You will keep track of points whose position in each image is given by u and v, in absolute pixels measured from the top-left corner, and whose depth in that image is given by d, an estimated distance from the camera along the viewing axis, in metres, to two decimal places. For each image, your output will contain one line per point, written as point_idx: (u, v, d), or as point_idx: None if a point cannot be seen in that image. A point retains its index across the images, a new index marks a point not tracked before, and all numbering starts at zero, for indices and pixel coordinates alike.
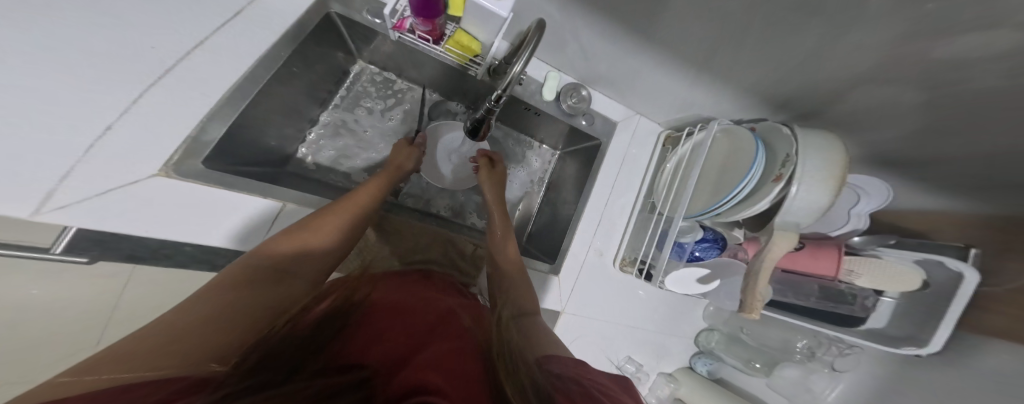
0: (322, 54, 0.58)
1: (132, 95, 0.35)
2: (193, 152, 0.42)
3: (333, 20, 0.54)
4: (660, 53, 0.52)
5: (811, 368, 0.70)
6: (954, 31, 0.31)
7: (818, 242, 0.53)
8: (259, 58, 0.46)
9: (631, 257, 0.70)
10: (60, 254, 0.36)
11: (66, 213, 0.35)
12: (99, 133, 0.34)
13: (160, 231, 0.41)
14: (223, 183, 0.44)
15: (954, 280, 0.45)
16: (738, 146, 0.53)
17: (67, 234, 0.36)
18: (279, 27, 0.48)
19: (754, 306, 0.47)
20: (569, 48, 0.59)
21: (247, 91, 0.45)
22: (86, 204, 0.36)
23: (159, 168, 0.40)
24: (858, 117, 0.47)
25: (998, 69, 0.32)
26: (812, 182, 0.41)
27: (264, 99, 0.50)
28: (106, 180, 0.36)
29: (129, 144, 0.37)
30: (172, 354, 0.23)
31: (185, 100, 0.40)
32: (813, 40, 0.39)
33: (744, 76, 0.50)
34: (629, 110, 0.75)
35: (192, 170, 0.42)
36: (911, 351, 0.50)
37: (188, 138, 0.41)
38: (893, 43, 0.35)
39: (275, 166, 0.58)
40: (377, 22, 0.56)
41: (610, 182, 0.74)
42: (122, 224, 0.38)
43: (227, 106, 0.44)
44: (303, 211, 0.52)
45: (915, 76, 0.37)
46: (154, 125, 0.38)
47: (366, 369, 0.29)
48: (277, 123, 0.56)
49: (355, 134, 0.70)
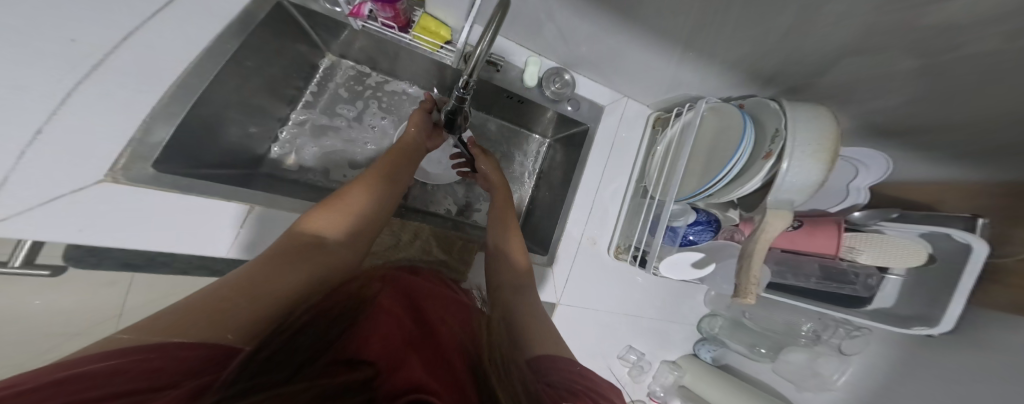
0: (280, 47, 0.57)
1: (54, 100, 0.36)
2: (139, 156, 0.41)
3: (288, 10, 0.53)
4: (634, 29, 0.49)
5: (818, 352, 0.65)
6: None
7: (816, 219, 0.50)
8: (202, 52, 0.46)
9: (624, 244, 0.68)
10: (19, 267, 0.36)
11: (4, 226, 0.34)
12: (30, 138, 0.35)
13: (122, 242, 0.40)
14: (179, 186, 0.43)
15: (963, 250, 0.42)
16: (726, 124, 0.51)
17: (25, 246, 0.36)
18: (226, 20, 0.48)
19: (749, 290, 0.44)
20: (544, 29, 0.57)
21: (194, 82, 0.45)
22: (29, 215, 0.35)
23: (104, 174, 0.39)
24: (849, 87, 0.44)
25: (997, 32, 0.29)
26: (803, 157, 0.39)
27: (219, 95, 0.49)
28: (51, 187, 0.36)
29: (66, 149, 0.37)
30: (214, 320, 0.27)
31: (128, 100, 0.40)
32: (792, 11, 0.36)
33: (721, 50, 0.48)
34: (616, 93, 0.73)
35: (141, 174, 0.41)
36: (921, 331, 0.46)
37: (132, 140, 0.41)
38: (876, 11, 0.32)
39: (243, 167, 0.58)
40: (337, 11, 0.55)
41: (600, 168, 0.72)
42: (76, 236, 0.38)
43: (174, 104, 0.44)
44: (274, 213, 0.49)
45: (903, 43, 0.34)
46: (93, 129, 0.38)
47: (372, 367, 0.28)
48: (239, 121, 0.55)
49: (335, 132, 0.69)
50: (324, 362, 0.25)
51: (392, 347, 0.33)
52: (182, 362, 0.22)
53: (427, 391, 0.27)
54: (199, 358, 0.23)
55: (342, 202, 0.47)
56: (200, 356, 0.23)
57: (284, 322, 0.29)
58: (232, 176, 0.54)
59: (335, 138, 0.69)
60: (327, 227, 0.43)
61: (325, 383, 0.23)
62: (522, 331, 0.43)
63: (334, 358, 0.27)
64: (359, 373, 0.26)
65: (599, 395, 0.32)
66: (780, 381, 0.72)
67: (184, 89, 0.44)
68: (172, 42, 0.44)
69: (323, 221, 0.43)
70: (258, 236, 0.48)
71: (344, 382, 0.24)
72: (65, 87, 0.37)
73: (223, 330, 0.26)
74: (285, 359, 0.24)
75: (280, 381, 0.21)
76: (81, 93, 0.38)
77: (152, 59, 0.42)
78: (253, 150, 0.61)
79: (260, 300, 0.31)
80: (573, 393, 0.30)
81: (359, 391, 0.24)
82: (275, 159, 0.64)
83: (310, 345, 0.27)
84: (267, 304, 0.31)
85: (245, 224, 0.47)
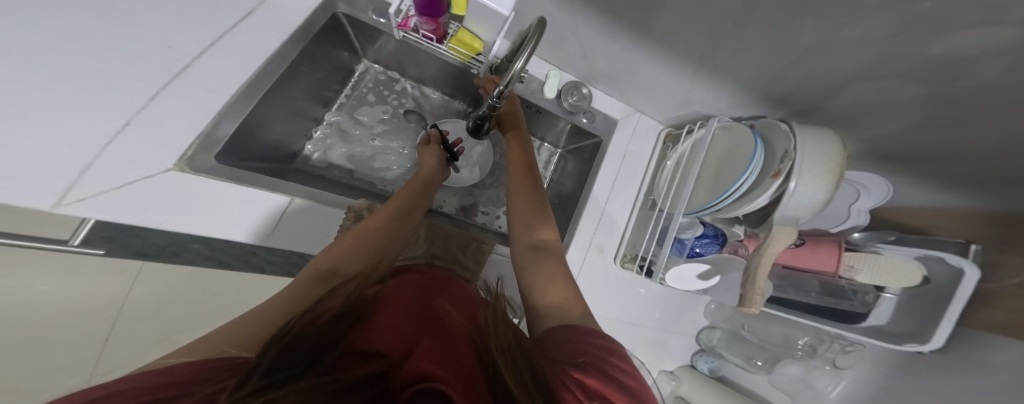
0: (326, 54, 0.60)
1: (144, 98, 0.40)
2: (205, 148, 0.45)
3: (340, 20, 0.58)
4: (657, 49, 0.53)
5: (812, 365, 0.68)
6: (954, 27, 0.31)
7: (818, 238, 0.53)
8: (269, 56, 0.50)
9: (631, 254, 0.70)
10: (77, 247, 0.38)
11: (80, 206, 0.37)
12: (116, 130, 0.39)
13: (176, 224, 0.43)
14: (234, 177, 0.46)
15: (953, 277, 0.44)
16: (736, 144, 0.54)
17: (86, 225, 0.38)
18: (287, 27, 0.51)
19: (754, 301, 0.47)
20: (568, 47, 0.61)
21: (258, 85, 0.49)
22: (105, 196, 0.39)
23: (173, 161, 0.42)
24: (855, 114, 0.47)
25: (999, 65, 0.32)
26: (810, 178, 0.42)
27: (273, 98, 0.53)
28: (126, 173, 0.40)
29: (146, 140, 0.40)
30: (237, 341, 0.29)
31: (197, 98, 0.44)
32: (813, 33, 0.40)
33: (740, 72, 0.52)
34: (630, 108, 0.76)
35: (202, 165, 0.44)
36: (913, 348, 0.48)
37: (200, 134, 0.44)
38: (893, 40, 0.36)
39: (281, 162, 0.60)
40: (382, 22, 0.59)
41: (611, 180, 0.74)
42: (137, 217, 0.40)
43: (239, 103, 0.47)
44: (312, 206, 0.52)
45: (914, 71, 0.38)
46: (167, 122, 0.42)
47: (385, 361, 0.30)
48: (282, 119, 0.57)
49: (367, 140, 0.71)
50: (335, 355, 0.28)
51: (397, 348, 0.34)
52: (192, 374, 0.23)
53: (439, 382, 0.28)
54: (211, 370, 0.24)
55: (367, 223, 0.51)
56: (215, 369, 0.24)
57: (292, 322, 0.30)
58: (271, 171, 0.56)
59: (364, 145, 0.71)
60: (341, 250, 0.46)
61: (346, 376, 0.24)
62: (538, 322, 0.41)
63: (343, 352, 0.29)
64: (373, 367, 0.28)
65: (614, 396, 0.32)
66: (774, 392, 0.74)
67: (243, 95, 0.47)
68: (244, 48, 0.48)
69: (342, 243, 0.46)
70: (285, 227, 0.49)
71: (357, 374, 0.25)
72: (155, 86, 0.41)
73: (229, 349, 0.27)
74: (297, 353, 0.26)
75: (301, 374, 0.23)
76: (167, 93, 0.42)
77: (224, 63, 0.46)
78: (290, 147, 0.62)
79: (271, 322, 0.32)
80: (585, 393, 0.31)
81: (372, 382, 0.25)
82: (306, 157, 0.66)
83: (315, 340, 0.28)
84: (266, 325, 0.31)
85: (282, 217, 0.49)
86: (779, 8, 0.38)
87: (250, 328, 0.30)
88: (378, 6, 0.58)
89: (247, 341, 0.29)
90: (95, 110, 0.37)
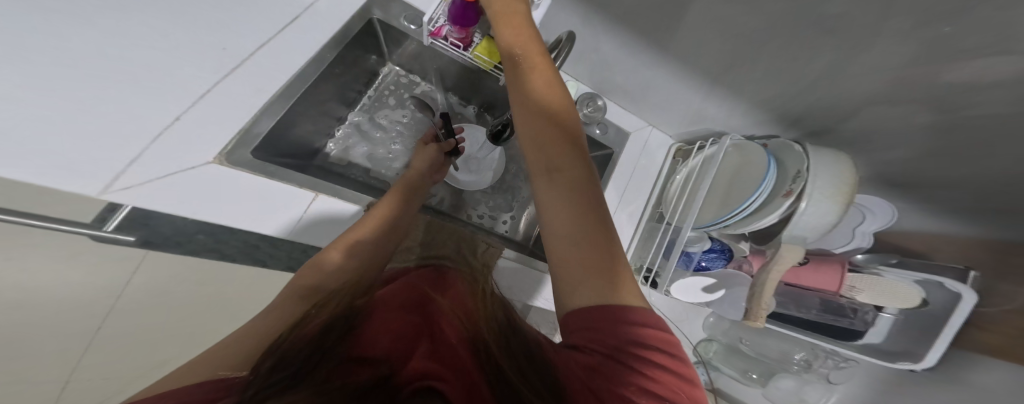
0: (357, 58, 0.61)
1: (198, 94, 0.41)
2: (242, 143, 0.45)
3: (373, 26, 0.59)
4: (678, 65, 0.55)
5: (806, 379, 0.70)
6: (965, 57, 0.34)
7: (822, 258, 0.56)
8: (308, 59, 0.50)
9: (637, 265, 0.72)
10: (111, 232, 0.38)
11: (127, 194, 0.38)
12: (168, 123, 0.39)
13: (209, 216, 0.43)
14: (264, 171, 0.47)
15: (953, 301, 0.46)
16: (748, 161, 0.55)
17: (120, 213, 0.38)
18: (327, 30, 0.53)
19: (758, 314, 0.49)
20: (589, 59, 0.63)
21: (297, 84, 0.50)
22: (148, 187, 0.39)
23: (214, 156, 0.44)
24: (868, 138, 0.50)
25: (1005, 98, 0.34)
26: (819, 198, 0.44)
27: (307, 98, 0.54)
28: (171, 164, 0.40)
29: (193, 134, 0.41)
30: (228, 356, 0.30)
31: (239, 95, 0.45)
32: (831, 57, 0.43)
33: (756, 92, 0.54)
34: (643, 122, 0.78)
35: (242, 158, 0.45)
36: (906, 366, 0.50)
37: (239, 130, 0.45)
38: (909, 66, 0.38)
39: (305, 159, 0.60)
40: (412, 28, 0.60)
41: (620, 191, 0.76)
42: (172, 207, 0.41)
43: (282, 98, 0.49)
44: (336, 202, 0.53)
45: (926, 99, 0.40)
46: (216, 117, 0.43)
47: (383, 365, 0.30)
48: (312, 117, 0.58)
49: (388, 144, 0.72)
50: (333, 364, 0.29)
51: (399, 344, 0.35)
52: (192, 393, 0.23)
53: (436, 379, 0.29)
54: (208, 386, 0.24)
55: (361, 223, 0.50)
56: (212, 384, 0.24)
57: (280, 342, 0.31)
58: (297, 166, 0.56)
59: (386, 147, 0.72)
60: (327, 257, 0.45)
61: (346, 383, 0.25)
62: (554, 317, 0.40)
63: (347, 358, 0.30)
64: (370, 370, 0.29)
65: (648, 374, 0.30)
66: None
67: (284, 95, 0.49)
68: (289, 50, 0.49)
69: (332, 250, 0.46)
70: (311, 225, 0.50)
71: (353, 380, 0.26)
72: (208, 83, 0.42)
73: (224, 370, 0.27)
74: (287, 364, 0.28)
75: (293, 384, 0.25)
76: (217, 90, 0.43)
77: (266, 67, 0.47)
78: (312, 145, 0.61)
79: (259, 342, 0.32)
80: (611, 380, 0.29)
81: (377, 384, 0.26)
82: (325, 155, 0.65)
83: (305, 354, 0.30)
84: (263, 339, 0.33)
85: (306, 214, 0.50)
86: (803, 31, 0.41)
87: (244, 343, 0.32)
88: (410, 13, 0.59)
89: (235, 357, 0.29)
90: (158, 106, 0.38)
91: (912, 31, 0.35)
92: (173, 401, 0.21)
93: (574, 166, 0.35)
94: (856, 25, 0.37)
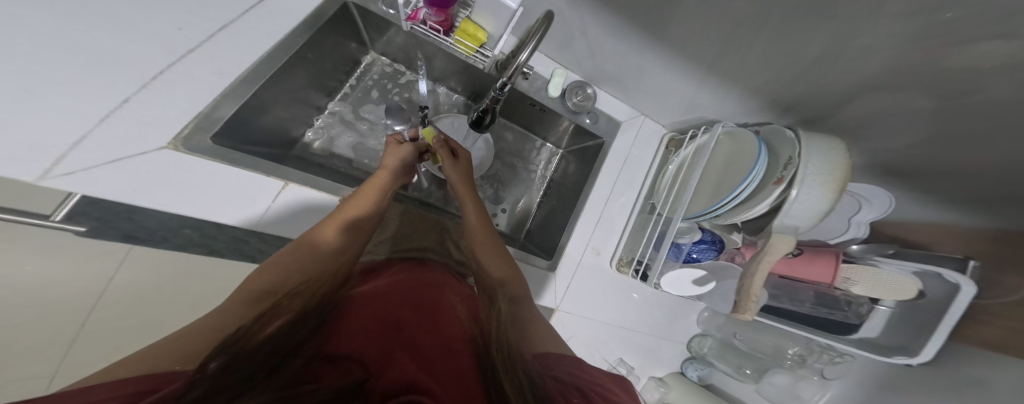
0: (335, 44, 0.60)
1: (149, 75, 0.40)
2: (201, 128, 0.43)
3: (349, 10, 0.57)
4: (669, 52, 0.54)
5: (800, 375, 0.69)
6: (969, 39, 0.32)
7: (816, 249, 0.53)
8: (277, 43, 0.49)
9: (628, 257, 0.69)
10: (59, 222, 0.35)
11: (70, 180, 0.35)
12: (116, 105, 0.38)
13: (164, 204, 0.41)
14: (228, 158, 0.45)
15: (950, 292, 0.44)
16: (741, 149, 0.53)
17: (70, 202, 0.35)
18: (299, 15, 0.51)
19: (748, 307, 0.47)
20: (576, 45, 0.61)
21: (264, 69, 0.48)
22: (93, 173, 0.37)
23: (167, 140, 0.41)
24: (862, 124, 0.48)
25: (1012, 80, 0.32)
26: (812, 184, 0.42)
27: (277, 85, 0.52)
28: (118, 149, 0.38)
29: (143, 119, 0.40)
30: (180, 344, 0.25)
31: (203, 79, 0.43)
32: (824, 42, 0.41)
33: (748, 78, 0.52)
34: (634, 111, 0.76)
35: (199, 145, 0.43)
36: (901, 360, 0.49)
37: (198, 114, 0.43)
38: (908, 48, 0.36)
39: (281, 148, 0.59)
40: (391, 13, 0.59)
41: (611, 182, 0.74)
42: (122, 195, 0.38)
43: (244, 84, 0.47)
44: (308, 192, 0.51)
45: (924, 83, 0.38)
46: (173, 101, 0.41)
47: (360, 373, 0.33)
48: (285, 103, 0.56)
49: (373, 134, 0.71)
50: (304, 361, 0.30)
51: (371, 352, 0.39)
52: (128, 386, 0.19)
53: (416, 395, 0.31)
54: (152, 379, 0.20)
55: (347, 209, 0.49)
56: (155, 374, 0.21)
57: (245, 329, 0.29)
58: (269, 155, 0.55)
59: (369, 138, 0.70)
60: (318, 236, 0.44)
61: (321, 388, 0.27)
62: (526, 329, 0.45)
63: (310, 357, 0.31)
64: (348, 381, 0.31)
65: (597, 384, 0.36)
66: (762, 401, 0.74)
67: (248, 79, 0.47)
68: (257, 34, 0.48)
69: (325, 229, 0.45)
70: (285, 215, 0.49)
71: (336, 389, 0.29)
72: (161, 66, 0.41)
73: (170, 360, 0.23)
74: (263, 360, 0.26)
75: (282, 386, 0.25)
76: (171, 72, 0.41)
77: (233, 51, 0.46)
78: (290, 133, 0.60)
79: (213, 327, 0.29)
80: (572, 386, 0.34)
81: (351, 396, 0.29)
82: (306, 144, 0.64)
83: (275, 347, 0.29)
84: (224, 332, 0.28)
85: (274, 203, 0.48)
86: (795, 14, 0.39)
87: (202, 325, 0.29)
88: None
89: (191, 345, 0.26)
90: (97, 86, 0.36)
91: (913, 13, 0.33)
92: (103, 392, 0.18)
93: (510, 265, 0.55)
94: (850, 7, 0.35)
